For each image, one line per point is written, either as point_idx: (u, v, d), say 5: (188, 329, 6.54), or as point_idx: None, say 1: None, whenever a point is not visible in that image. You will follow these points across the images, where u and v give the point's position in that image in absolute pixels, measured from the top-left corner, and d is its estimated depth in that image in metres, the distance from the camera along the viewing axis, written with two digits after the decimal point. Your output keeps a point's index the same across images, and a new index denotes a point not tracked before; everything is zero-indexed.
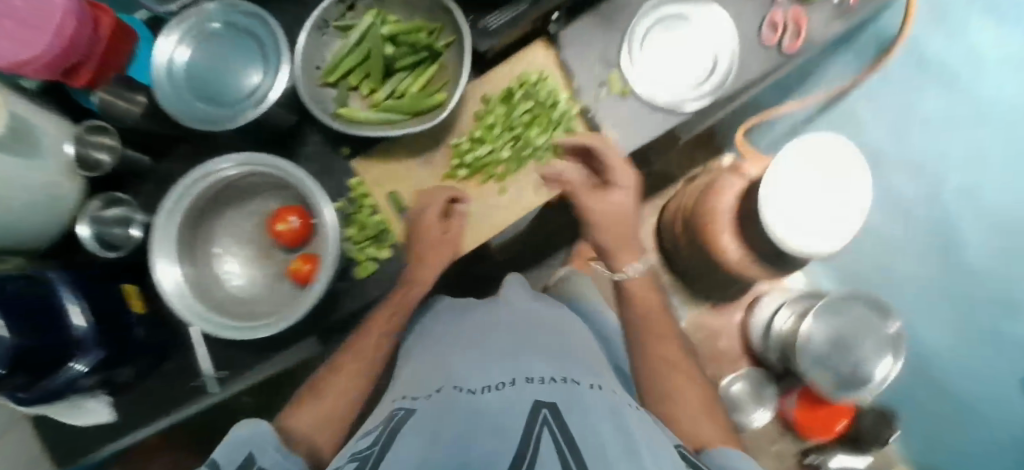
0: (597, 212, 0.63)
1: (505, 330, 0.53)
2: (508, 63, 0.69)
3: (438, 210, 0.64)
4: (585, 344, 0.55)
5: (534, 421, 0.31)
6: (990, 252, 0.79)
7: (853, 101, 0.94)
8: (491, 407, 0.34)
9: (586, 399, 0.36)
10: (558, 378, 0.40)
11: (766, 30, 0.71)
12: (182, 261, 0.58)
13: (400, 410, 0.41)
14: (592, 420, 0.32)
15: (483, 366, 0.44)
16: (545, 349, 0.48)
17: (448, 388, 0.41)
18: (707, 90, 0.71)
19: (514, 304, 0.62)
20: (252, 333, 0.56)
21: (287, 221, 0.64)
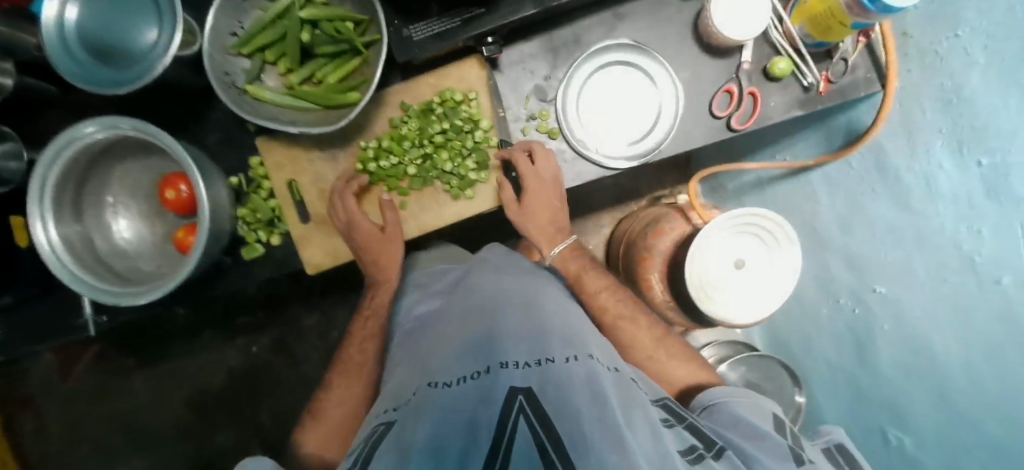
0: (521, 218, 0.67)
1: (481, 310, 0.59)
2: (435, 74, 0.66)
3: (360, 214, 0.63)
4: (558, 308, 0.61)
5: (511, 412, 0.39)
6: (896, 370, 0.78)
7: (813, 179, 0.90)
8: (469, 402, 0.41)
9: (559, 379, 0.44)
10: (532, 360, 0.47)
11: (720, 101, 0.67)
12: (61, 215, 0.59)
13: (379, 423, 0.45)
14: (560, 397, 0.41)
15: (456, 357, 0.50)
16: (507, 327, 0.54)
17: (423, 387, 0.47)
18: (640, 149, 0.67)
19: (495, 273, 0.69)
20: (118, 299, 0.57)
21: (177, 189, 0.65)
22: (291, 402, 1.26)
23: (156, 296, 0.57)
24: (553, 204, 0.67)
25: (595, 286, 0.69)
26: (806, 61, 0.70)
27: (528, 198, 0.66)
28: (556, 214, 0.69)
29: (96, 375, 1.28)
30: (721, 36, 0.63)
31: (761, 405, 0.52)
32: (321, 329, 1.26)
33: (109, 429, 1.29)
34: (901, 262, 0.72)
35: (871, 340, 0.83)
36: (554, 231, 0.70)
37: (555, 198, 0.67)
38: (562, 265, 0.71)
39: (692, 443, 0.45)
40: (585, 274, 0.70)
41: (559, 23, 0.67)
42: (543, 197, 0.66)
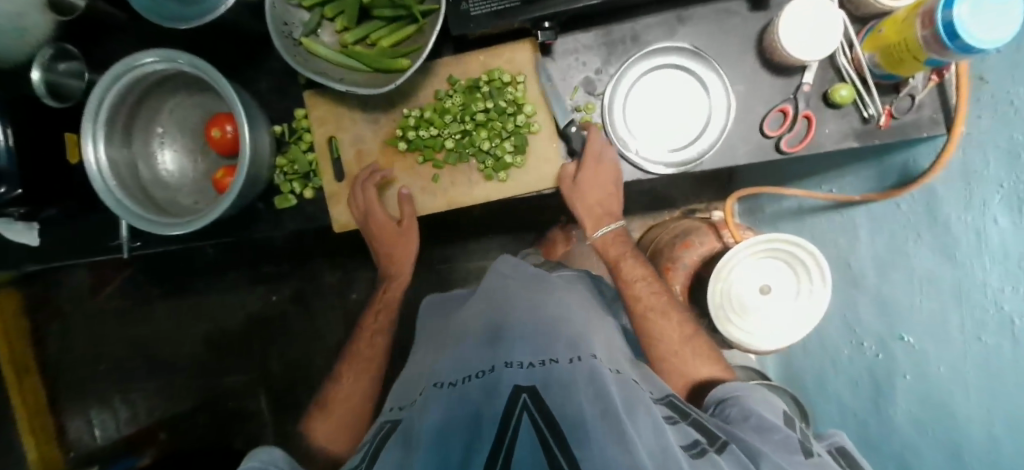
0: (571, 196, 0.67)
1: (493, 315, 0.66)
2: (487, 52, 0.66)
3: (379, 203, 0.66)
4: (562, 314, 0.66)
5: (515, 408, 0.46)
6: (911, 419, 0.80)
7: (857, 213, 0.88)
8: (477, 401, 0.48)
9: (559, 379, 0.50)
10: (537, 361, 0.53)
11: (772, 120, 0.65)
12: (112, 138, 0.62)
13: (388, 421, 0.57)
14: (562, 395, 0.47)
15: (463, 361, 0.58)
16: (514, 332, 0.60)
17: (431, 389, 0.55)
18: (682, 157, 0.65)
19: (500, 282, 0.76)
20: (151, 228, 0.59)
21: (223, 129, 0.67)
22: (299, 354, 1.31)
23: (184, 231, 0.58)
24: (607, 184, 0.65)
25: (633, 273, 0.77)
26: (869, 90, 0.66)
27: (582, 175, 0.65)
28: (606, 198, 0.67)
29: (123, 296, 1.35)
30: (785, 54, 0.61)
31: (771, 400, 0.60)
32: (339, 288, 1.30)
33: (130, 350, 1.36)
34: (939, 313, 0.71)
35: (889, 383, 0.85)
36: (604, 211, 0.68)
37: (609, 172, 0.65)
38: (603, 250, 0.80)
39: (696, 438, 0.51)
40: (624, 259, 0.78)
41: (619, 17, 0.65)
42: (596, 170, 0.64)
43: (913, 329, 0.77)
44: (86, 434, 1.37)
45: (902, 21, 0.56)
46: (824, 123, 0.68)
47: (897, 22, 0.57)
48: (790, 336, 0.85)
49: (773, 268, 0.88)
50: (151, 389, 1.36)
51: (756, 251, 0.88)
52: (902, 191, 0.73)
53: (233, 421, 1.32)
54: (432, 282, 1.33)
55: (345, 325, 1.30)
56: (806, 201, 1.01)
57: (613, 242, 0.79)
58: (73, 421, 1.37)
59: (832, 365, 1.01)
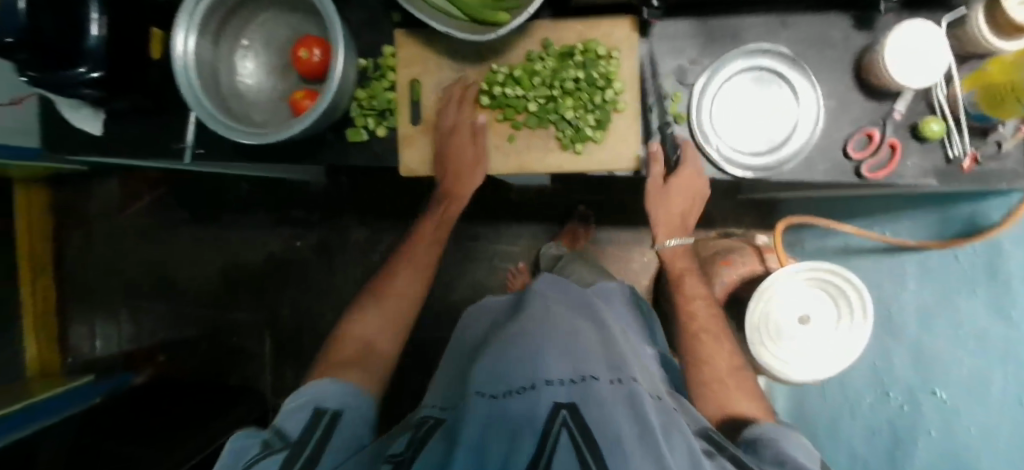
0: (657, 201, 0.71)
1: (532, 321, 0.64)
2: (586, 22, 0.65)
3: (467, 147, 0.67)
4: (600, 334, 0.63)
5: (554, 424, 0.44)
6: None
7: (904, 261, 0.91)
8: (516, 415, 0.46)
9: (599, 398, 0.47)
10: (576, 376, 0.50)
11: (854, 144, 0.64)
12: (201, 37, 0.61)
13: (431, 417, 0.57)
14: (603, 416, 0.45)
15: (498, 367, 0.54)
16: (553, 341, 0.57)
17: (468, 395, 0.51)
18: (760, 164, 0.64)
19: (540, 293, 0.74)
20: (221, 130, 0.59)
21: (310, 52, 0.65)
22: (313, 305, 1.30)
23: (253, 140, 0.58)
24: (694, 196, 0.70)
25: (693, 291, 0.79)
26: (959, 131, 0.65)
27: (674, 186, 0.68)
28: (686, 209, 0.73)
29: (149, 215, 1.35)
30: (886, 77, 0.60)
31: (808, 449, 0.58)
32: (364, 247, 1.28)
33: (144, 270, 1.36)
34: (986, 371, 0.75)
35: (913, 434, 0.87)
36: (678, 224, 0.75)
37: (700, 183, 0.68)
38: (670, 259, 0.79)
39: None
40: (687, 275, 0.80)
41: (722, 12, 0.65)
42: (690, 179, 0.67)
43: (953, 382, 0.80)
44: (87, 342, 1.37)
45: (1011, 63, 0.55)
46: (907, 154, 0.67)
47: (1007, 64, 0.56)
48: (828, 369, 0.85)
49: (815, 302, 0.87)
50: (157, 311, 1.36)
51: (798, 283, 0.87)
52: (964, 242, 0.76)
53: (233, 357, 1.32)
54: (457, 257, 1.32)
55: (363, 283, 1.28)
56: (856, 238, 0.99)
57: (676, 255, 0.79)
58: (79, 328, 1.38)
59: (850, 411, 1.00)
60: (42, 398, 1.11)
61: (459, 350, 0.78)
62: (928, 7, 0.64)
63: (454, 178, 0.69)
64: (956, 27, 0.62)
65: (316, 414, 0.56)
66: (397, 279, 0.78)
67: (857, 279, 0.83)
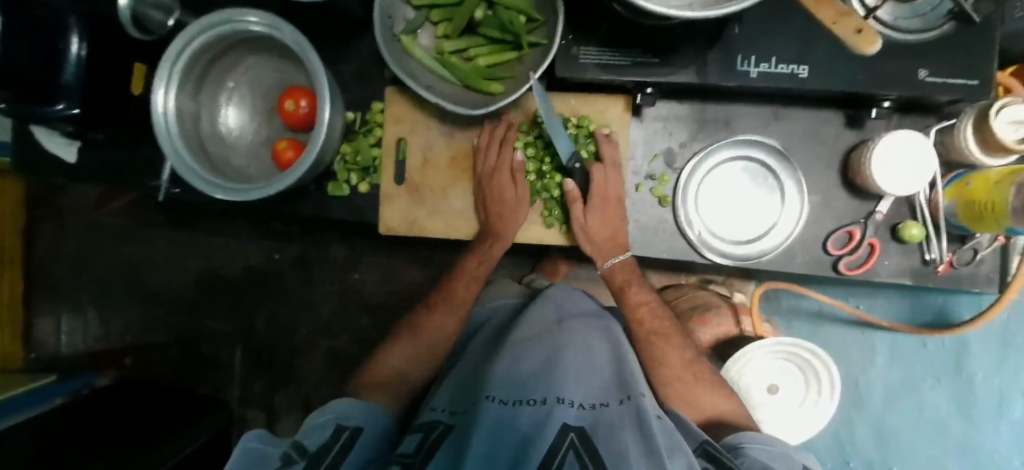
0: (580, 235, 0.65)
1: (545, 332, 0.62)
2: (579, 98, 0.66)
3: (511, 188, 0.64)
4: (610, 351, 0.61)
5: (562, 445, 0.44)
6: None
7: (879, 336, 0.91)
8: (524, 431, 0.46)
9: (607, 422, 0.47)
10: (585, 402, 0.50)
11: (832, 241, 0.65)
12: (184, 87, 0.60)
13: (438, 419, 0.55)
14: (613, 443, 0.45)
15: (509, 378, 0.53)
16: (565, 357, 0.56)
17: (481, 399, 0.50)
18: (735, 254, 0.65)
19: (549, 299, 0.71)
20: (195, 181, 0.57)
21: (296, 103, 0.64)
22: (289, 318, 1.28)
23: (227, 196, 0.56)
24: (617, 220, 0.65)
25: (637, 299, 0.70)
26: (938, 236, 0.65)
27: (591, 220, 0.64)
28: (615, 235, 0.65)
29: (125, 215, 1.31)
30: (873, 186, 0.60)
31: (789, 455, 0.53)
32: (344, 265, 1.26)
33: (116, 270, 1.33)
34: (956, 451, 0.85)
35: None
36: (613, 243, 0.65)
37: (616, 215, 0.64)
38: (610, 274, 0.68)
39: None
40: (630, 286, 0.70)
41: (716, 99, 0.65)
42: (602, 205, 0.63)
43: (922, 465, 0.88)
44: (52, 337, 1.34)
45: (993, 182, 0.55)
46: (885, 254, 0.67)
47: (989, 181, 0.56)
48: (805, 433, 0.87)
49: (780, 368, 0.88)
50: (129, 312, 1.34)
51: (762, 354, 0.87)
52: (952, 330, 0.76)
53: (203, 364, 1.30)
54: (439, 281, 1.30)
55: (341, 301, 1.26)
56: (809, 301, 0.97)
57: (620, 268, 0.68)
58: (45, 321, 1.35)
59: None
60: (9, 396, 1.08)
61: (470, 350, 0.70)
62: (920, 112, 0.64)
63: (497, 221, 0.64)
64: (944, 138, 0.62)
65: (338, 430, 0.55)
66: (402, 331, 0.74)
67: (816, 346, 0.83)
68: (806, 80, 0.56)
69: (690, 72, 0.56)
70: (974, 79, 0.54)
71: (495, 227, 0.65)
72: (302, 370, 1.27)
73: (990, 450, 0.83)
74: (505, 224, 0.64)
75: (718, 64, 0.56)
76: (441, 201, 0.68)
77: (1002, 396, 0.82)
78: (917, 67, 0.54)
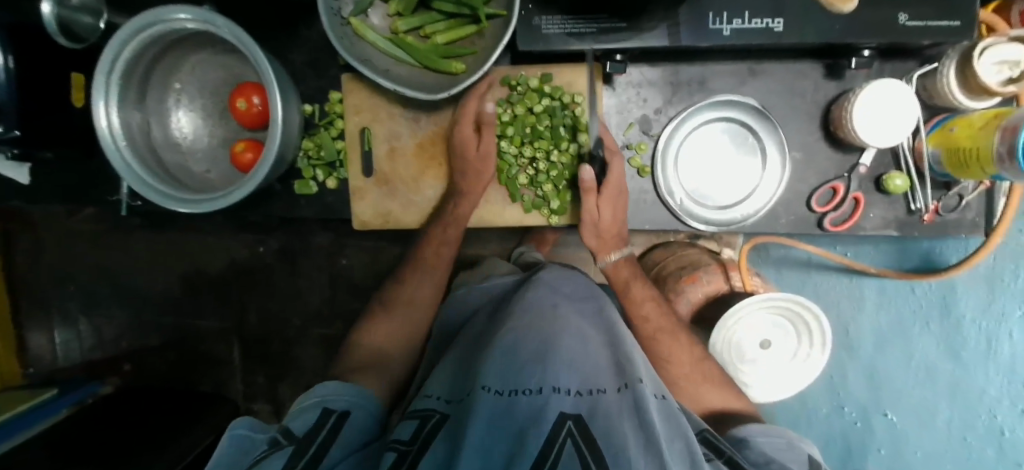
0: (588, 224, 0.62)
1: (537, 315, 0.59)
2: (547, 67, 0.62)
3: (474, 142, 0.61)
4: (605, 333, 0.59)
5: (559, 434, 0.41)
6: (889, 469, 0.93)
7: (864, 284, 0.91)
8: (521, 420, 0.43)
9: (607, 410, 0.45)
10: (583, 388, 0.47)
11: (818, 196, 0.64)
12: (125, 99, 0.57)
13: (433, 408, 0.51)
14: (611, 432, 0.42)
15: (506, 366, 0.50)
16: (561, 341, 0.53)
17: (476, 390, 0.48)
18: (718, 220, 0.63)
19: (540, 282, 0.68)
20: (152, 197, 0.55)
21: (249, 101, 0.61)
22: (281, 310, 1.28)
23: (189, 209, 0.55)
24: (619, 203, 0.62)
25: (642, 296, 0.70)
26: (922, 184, 0.64)
27: (603, 206, 0.61)
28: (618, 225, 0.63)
29: (98, 221, 1.27)
30: (856, 139, 0.58)
31: (797, 447, 0.53)
32: (328, 252, 1.23)
33: (101, 278, 1.31)
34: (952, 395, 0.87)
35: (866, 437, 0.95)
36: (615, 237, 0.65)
37: (622, 204, 0.62)
38: (612, 273, 0.70)
39: None
40: (633, 283, 0.70)
41: (690, 60, 0.62)
42: (615, 199, 0.61)
43: (916, 411, 0.91)
44: (48, 349, 1.34)
45: (978, 127, 0.53)
46: (870, 206, 0.65)
47: (973, 126, 0.54)
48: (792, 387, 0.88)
49: (775, 326, 0.86)
50: (119, 319, 1.33)
51: (756, 315, 0.84)
52: (940, 274, 0.75)
53: (200, 362, 1.31)
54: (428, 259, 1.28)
55: (331, 289, 1.25)
56: (797, 251, 0.96)
57: (620, 266, 0.69)
58: (37, 335, 1.34)
59: None
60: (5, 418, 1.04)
61: (460, 339, 0.66)
62: (901, 56, 0.62)
63: (460, 177, 0.61)
64: (926, 84, 0.59)
65: (323, 414, 0.53)
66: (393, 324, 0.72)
67: (816, 308, 0.80)
68: (783, 34, 0.53)
69: (663, 32, 0.55)
70: (957, 20, 0.51)
71: (459, 182, 0.61)
72: (300, 359, 1.28)
73: (979, 392, 0.85)
74: (467, 180, 0.61)
75: (689, 25, 0.54)
76: (415, 188, 0.66)
77: (990, 338, 0.82)
78: (897, 11, 0.52)
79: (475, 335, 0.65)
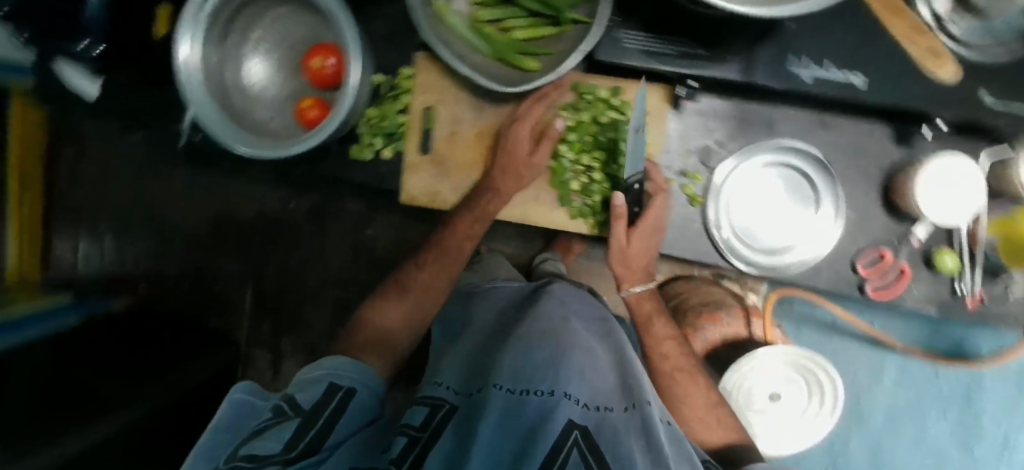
0: (615, 251, 0.62)
1: (551, 325, 0.59)
2: (621, 81, 0.63)
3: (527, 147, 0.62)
4: (617, 356, 0.58)
5: (565, 442, 0.41)
6: None
7: (889, 360, 0.90)
8: (529, 425, 0.43)
9: (615, 428, 0.44)
10: (592, 403, 0.47)
11: (861, 263, 0.63)
12: (208, 38, 0.59)
13: (442, 397, 0.51)
14: (619, 449, 0.41)
15: (517, 369, 0.50)
16: (573, 353, 0.53)
17: (488, 388, 0.48)
18: (761, 263, 0.63)
19: (556, 294, 0.68)
20: (219, 134, 0.57)
21: (322, 61, 0.62)
22: (299, 267, 1.30)
23: (247, 152, 0.56)
24: (652, 237, 0.62)
25: (662, 333, 0.67)
26: (971, 269, 0.62)
27: (636, 237, 0.61)
28: (645, 256, 0.63)
29: (145, 148, 1.31)
30: (915, 211, 0.57)
31: None
32: (357, 219, 1.25)
33: (135, 202, 1.34)
34: None
35: None
36: (639, 272, 0.65)
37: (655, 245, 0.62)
38: (634, 304, 0.69)
39: None
40: (655, 318, 0.68)
41: (760, 100, 0.62)
42: (648, 236, 0.61)
43: None
44: (70, 260, 1.37)
45: None
46: (915, 280, 0.64)
47: None
48: (795, 444, 0.86)
49: (788, 382, 0.85)
50: (143, 245, 1.36)
51: (773, 366, 0.83)
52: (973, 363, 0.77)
53: (211, 302, 1.33)
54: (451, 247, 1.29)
55: (352, 255, 1.27)
56: (822, 311, 0.92)
57: (643, 299, 0.68)
58: (61, 245, 1.37)
59: None
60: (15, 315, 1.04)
61: (473, 326, 0.66)
62: (974, 136, 0.61)
63: (500, 177, 0.62)
64: (997, 170, 0.59)
65: (330, 390, 0.50)
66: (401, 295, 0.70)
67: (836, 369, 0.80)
68: (863, 90, 0.54)
69: (739, 67, 0.55)
70: None
71: (497, 182, 0.62)
72: (308, 317, 1.30)
73: None
74: (507, 181, 0.62)
75: (770, 64, 0.54)
76: (467, 175, 0.66)
77: (1000, 432, 0.88)
78: (979, 87, 0.53)
79: (491, 329, 0.65)
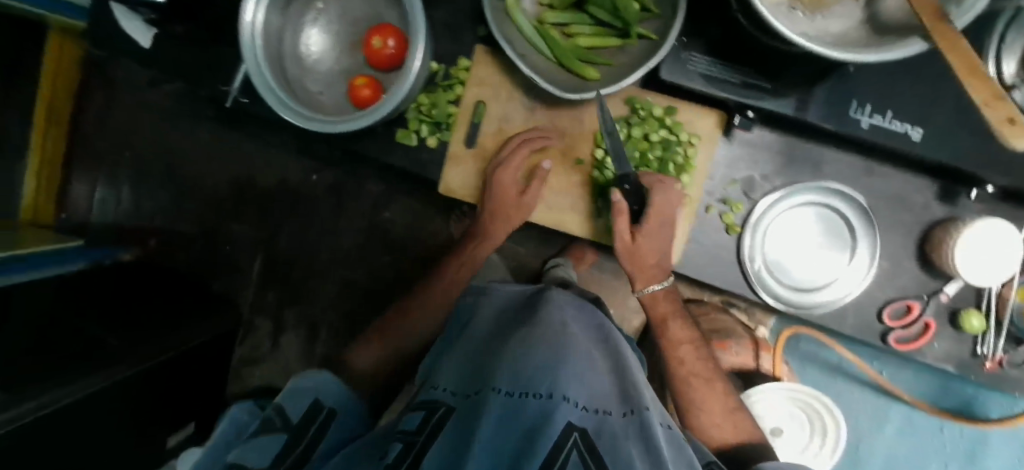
0: (623, 255, 0.61)
1: (549, 329, 0.56)
2: (678, 103, 0.63)
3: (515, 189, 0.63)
4: (616, 364, 0.56)
5: (565, 442, 0.38)
6: None
7: (895, 408, 0.91)
8: (527, 425, 0.39)
9: (614, 433, 0.41)
10: (590, 406, 0.44)
11: (887, 315, 0.63)
12: (273, 3, 0.59)
13: (439, 400, 0.49)
14: (621, 453, 0.38)
15: (513, 369, 0.47)
16: (571, 357, 0.50)
17: (486, 390, 0.45)
18: (789, 301, 0.63)
19: (556, 301, 0.65)
20: (270, 101, 0.57)
21: (382, 40, 0.62)
22: (312, 240, 1.30)
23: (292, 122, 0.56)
24: (662, 237, 0.60)
25: (678, 337, 0.67)
26: (996, 332, 0.62)
27: (644, 237, 0.59)
28: (658, 260, 0.61)
29: (174, 101, 1.31)
30: (949, 269, 0.58)
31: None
32: (375, 200, 1.25)
33: (158, 153, 1.34)
34: None
35: None
36: (655, 270, 0.62)
37: (667, 238, 0.60)
38: (651, 303, 0.67)
39: None
40: (672, 319, 0.67)
41: (812, 140, 0.62)
42: (657, 231, 0.59)
43: None
44: (85, 203, 1.36)
45: None
46: (937, 336, 0.64)
47: None
48: None
49: (789, 419, 0.85)
50: (160, 197, 1.35)
51: (777, 402, 0.84)
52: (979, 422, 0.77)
53: (221, 262, 1.34)
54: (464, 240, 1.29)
55: (366, 235, 1.27)
56: (828, 353, 0.93)
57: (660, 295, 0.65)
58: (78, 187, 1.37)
59: None
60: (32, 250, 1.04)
61: (473, 330, 0.63)
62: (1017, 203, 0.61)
63: (489, 218, 0.65)
64: None
65: (315, 406, 0.53)
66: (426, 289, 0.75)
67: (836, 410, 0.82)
68: (919, 143, 0.54)
69: (798, 103, 0.55)
70: None
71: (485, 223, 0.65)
72: (314, 290, 1.30)
73: None
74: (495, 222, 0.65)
75: (830, 106, 0.55)
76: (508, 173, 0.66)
77: None
78: None
79: (496, 325, 0.63)
